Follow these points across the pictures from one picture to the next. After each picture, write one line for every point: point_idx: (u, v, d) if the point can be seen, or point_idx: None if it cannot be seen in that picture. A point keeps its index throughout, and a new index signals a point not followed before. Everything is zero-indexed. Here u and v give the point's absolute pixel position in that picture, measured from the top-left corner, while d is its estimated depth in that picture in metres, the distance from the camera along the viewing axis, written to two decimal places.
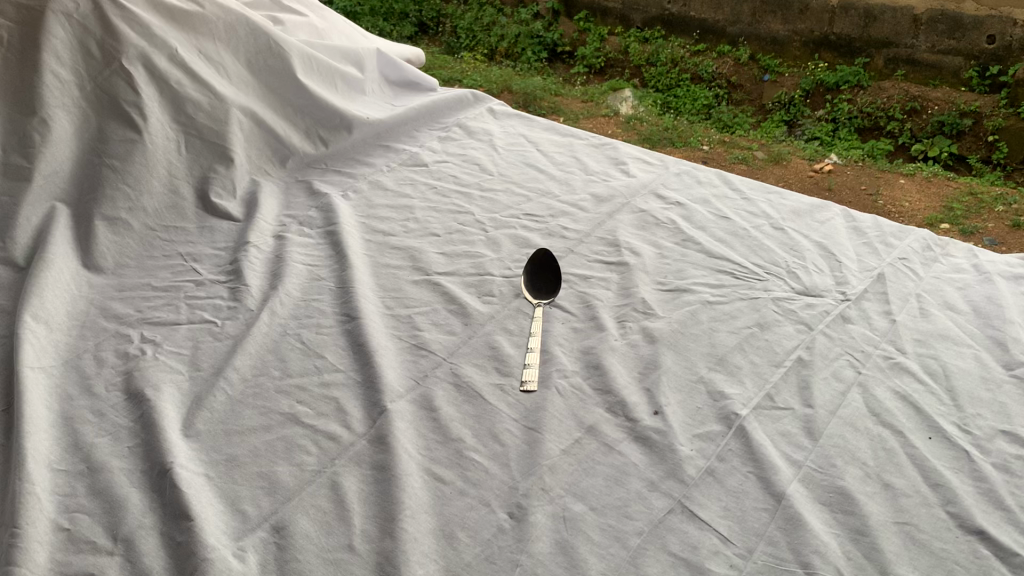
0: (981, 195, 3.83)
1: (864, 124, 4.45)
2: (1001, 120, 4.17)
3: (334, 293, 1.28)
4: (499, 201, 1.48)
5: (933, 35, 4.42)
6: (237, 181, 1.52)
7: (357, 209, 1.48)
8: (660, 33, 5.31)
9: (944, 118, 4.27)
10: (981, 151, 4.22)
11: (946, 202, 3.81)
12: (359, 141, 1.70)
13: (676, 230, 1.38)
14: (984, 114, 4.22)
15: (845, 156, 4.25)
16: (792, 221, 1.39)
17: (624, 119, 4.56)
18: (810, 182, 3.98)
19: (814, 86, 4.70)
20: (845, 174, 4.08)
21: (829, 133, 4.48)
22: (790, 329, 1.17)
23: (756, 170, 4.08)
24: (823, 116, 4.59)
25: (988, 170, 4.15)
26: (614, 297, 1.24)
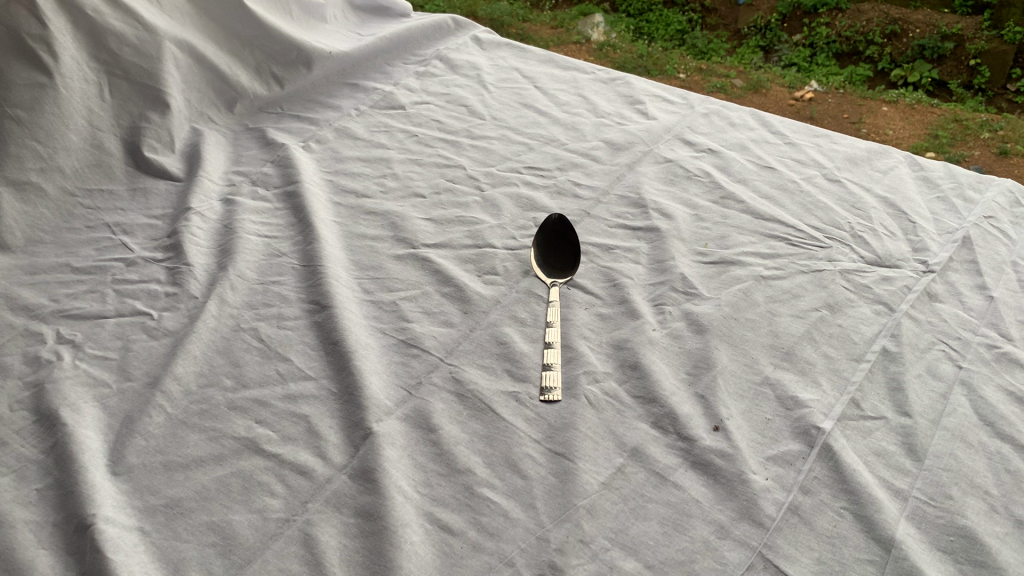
0: (966, 121, 3.59)
1: (842, 48, 4.14)
2: (984, 42, 3.88)
3: (299, 274, 1.03)
4: (494, 152, 1.23)
5: None
6: (175, 132, 1.25)
7: (321, 163, 1.22)
8: None
9: (925, 43, 3.97)
10: (962, 76, 3.92)
11: (930, 129, 3.57)
12: (320, 78, 1.42)
13: (712, 184, 1.14)
14: (966, 37, 3.93)
15: (826, 83, 3.98)
16: (848, 170, 1.16)
17: (598, 47, 4.26)
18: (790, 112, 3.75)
19: (793, 9, 4.33)
20: (827, 102, 3.84)
21: (806, 60, 4.17)
22: (867, 312, 0.95)
23: (740, 100, 3.83)
24: (801, 41, 4.26)
25: (969, 95, 3.88)
26: (646, 272, 1.01)
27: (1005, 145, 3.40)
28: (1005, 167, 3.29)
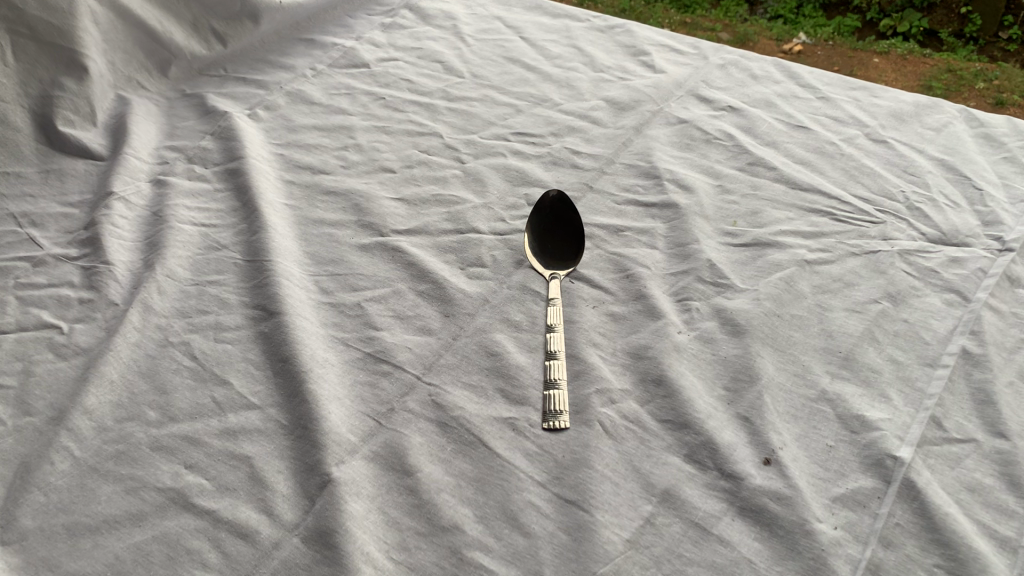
0: (959, 72, 3.24)
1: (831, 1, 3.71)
2: None
3: (242, 271, 0.85)
4: (476, 116, 1.04)
5: None
6: (95, 100, 1.04)
7: (270, 133, 1.03)
8: None
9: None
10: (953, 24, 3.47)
11: (920, 82, 3.22)
12: (269, 34, 1.20)
13: (735, 148, 0.96)
14: None
15: (811, 36, 3.61)
16: (894, 128, 0.98)
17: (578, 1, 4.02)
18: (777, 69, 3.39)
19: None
20: (817, 58, 3.47)
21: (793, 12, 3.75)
22: (938, 302, 0.78)
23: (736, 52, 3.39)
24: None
25: (959, 45, 3.45)
26: (665, 259, 0.84)
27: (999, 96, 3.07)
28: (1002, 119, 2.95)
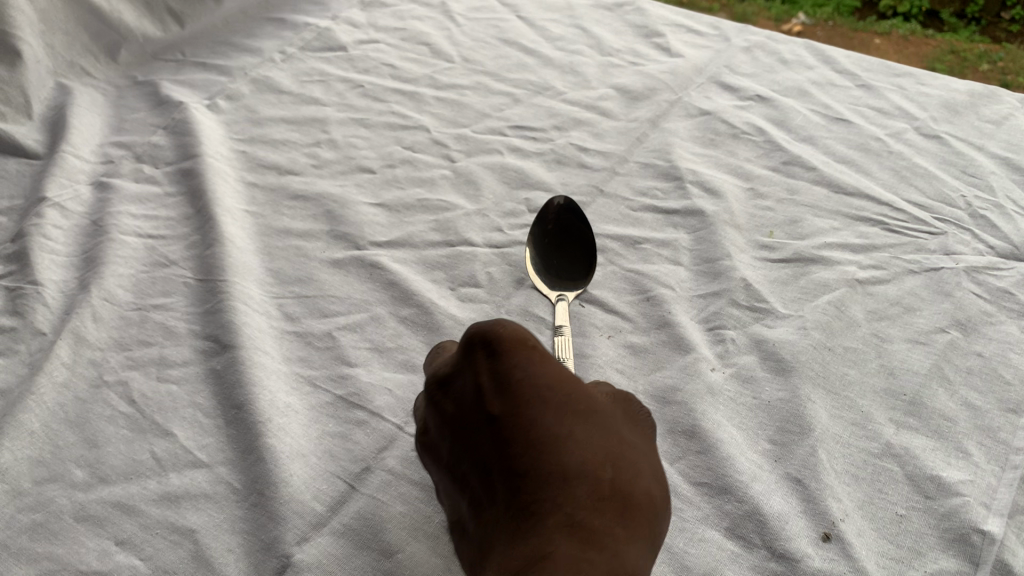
0: None
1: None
2: None
3: (194, 293, 0.72)
4: (467, 106, 0.92)
5: None
6: (31, 89, 0.91)
7: (231, 127, 0.90)
8: None
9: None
10: None
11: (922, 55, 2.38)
12: (233, 12, 1.06)
13: (766, 145, 0.84)
14: None
15: None
16: (946, 121, 0.86)
17: None
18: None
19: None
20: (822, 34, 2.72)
21: None
22: (1015, 332, 0.66)
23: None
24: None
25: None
26: (690, 278, 0.72)
27: None
28: None
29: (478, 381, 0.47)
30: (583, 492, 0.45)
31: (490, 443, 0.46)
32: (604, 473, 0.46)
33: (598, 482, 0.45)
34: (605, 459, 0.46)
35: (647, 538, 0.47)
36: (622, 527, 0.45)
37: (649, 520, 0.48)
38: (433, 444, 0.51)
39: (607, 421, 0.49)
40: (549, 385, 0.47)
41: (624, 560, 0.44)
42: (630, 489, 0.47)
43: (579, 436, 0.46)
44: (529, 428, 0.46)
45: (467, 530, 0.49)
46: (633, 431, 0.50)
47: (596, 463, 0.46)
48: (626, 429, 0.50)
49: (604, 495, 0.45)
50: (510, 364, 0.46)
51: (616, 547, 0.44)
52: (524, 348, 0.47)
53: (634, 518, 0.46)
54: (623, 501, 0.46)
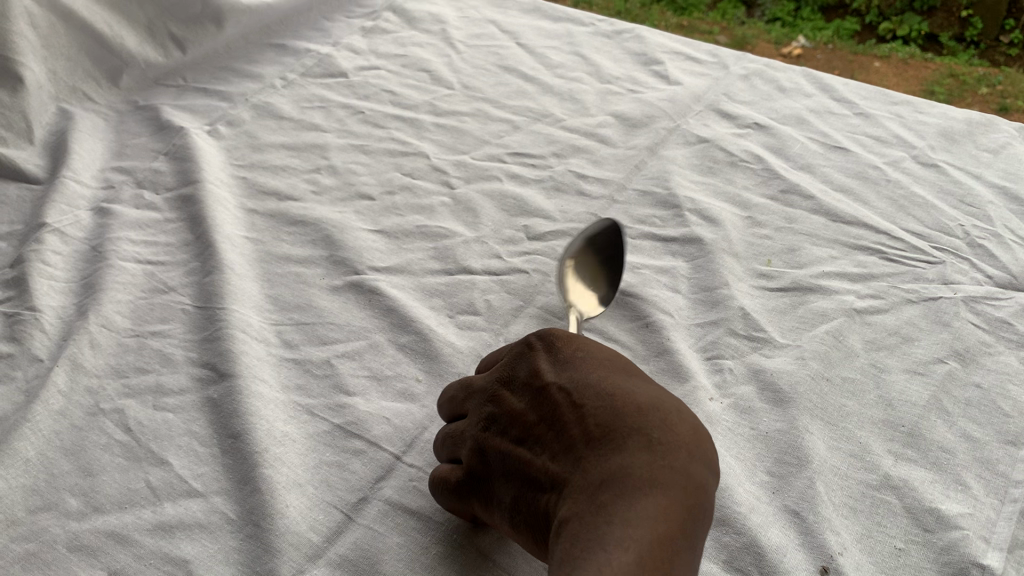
0: None
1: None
2: None
3: (192, 320, 0.72)
4: (466, 133, 0.92)
5: None
6: (33, 115, 0.91)
7: (231, 153, 0.91)
8: None
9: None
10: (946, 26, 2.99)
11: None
12: (236, 38, 1.06)
13: (764, 173, 0.84)
14: None
15: None
16: (944, 150, 0.86)
17: None
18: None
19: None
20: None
21: None
22: (1013, 363, 0.66)
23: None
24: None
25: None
26: (689, 306, 0.72)
27: None
28: None
29: (538, 365, 0.56)
30: (656, 422, 0.49)
31: (557, 403, 0.52)
32: (668, 410, 0.51)
33: (664, 416, 0.50)
34: (670, 404, 0.51)
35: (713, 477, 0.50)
36: (690, 452, 0.49)
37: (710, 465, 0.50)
38: (493, 430, 0.54)
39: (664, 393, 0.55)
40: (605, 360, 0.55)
41: (698, 477, 0.47)
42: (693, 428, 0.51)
43: (642, 386, 0.52)
44: (591, 385, 0.52)
45: (531, 492, 0.51)
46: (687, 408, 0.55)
47: (661, 403, 0.51)
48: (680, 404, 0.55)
49: (669, 423, 0.50)
50: (569, 352, 0.56)
51: (688, 464, 0.47)
52: (579, 342, 0.57)
53: (698, 450, 0.49)
54: (691, 435, 0.50)
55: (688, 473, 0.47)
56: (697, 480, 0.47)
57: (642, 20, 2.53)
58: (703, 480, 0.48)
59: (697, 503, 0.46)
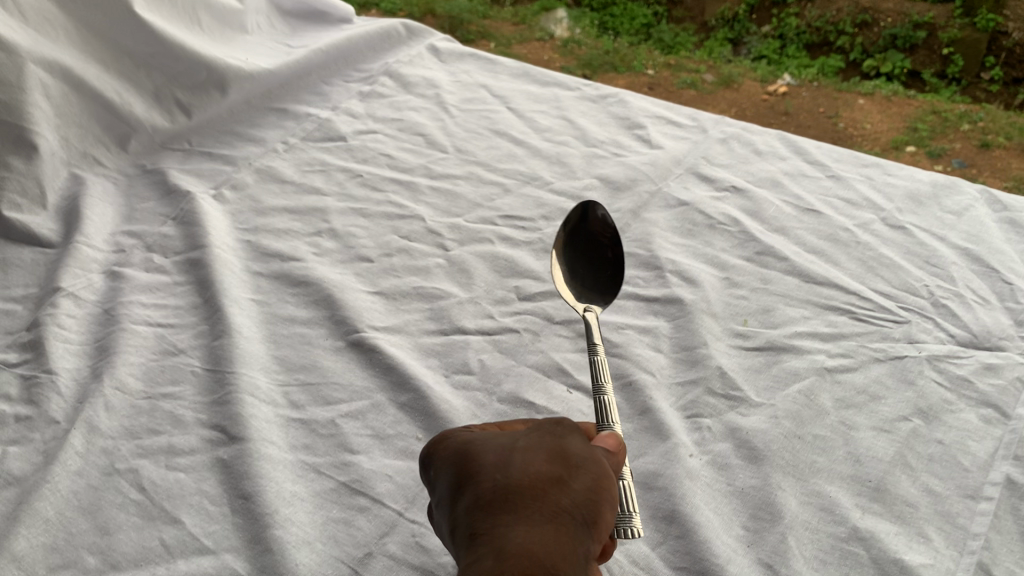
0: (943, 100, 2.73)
1: (812, 40, 3.16)
2: (957, 30, 2.99)
3: (201, 382, 0.76)
4: (460, 196, 0.97)
5: None
6: (46, 180, 0.96)
7: (236, 217, 0.95)
8: None
9: (897, 30, 3.03)
10: (934, 65, 3.02)
11: (907, 122, 2.55)
12: (238, 103, 1.11)
13: (741, 235, 0.89)
14: (939, 24, 3.03)
15: (795, 71, 2.98)
16: (911, 212, 0.91)
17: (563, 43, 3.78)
18: (735, 109, 2.66)
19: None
20: (803, 100, 2.74)
21: (778, 50, 3.18)
22: (974, 420, 0.70)
23: (707, 96, 2.73)
24: (772, 31, 3.24)
25: (944, 86, 2.97)
26: (671, 365, 0.76)
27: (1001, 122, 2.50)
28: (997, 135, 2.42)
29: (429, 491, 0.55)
30: (478, 511, 0.48)
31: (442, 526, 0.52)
32: (494, 480, 0.49)
33: (494, 492, 0.49)
34: (497, 470, 0.50)
35: (559, 519, 0.47)
36: (514, 519, 0.47)
37: (564, 506, 0.48)
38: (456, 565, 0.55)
39: (518, 439, 0.53)
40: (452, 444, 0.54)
41: (519, 540, 0.45)
42: (527, 483, 0.49)
43: (478, 458, 0.51)
44: (443, 493, 0.51)
45: None
46: (558, 432, 0.53)
47: (491, 473, 0.50)
48: (545, 436, 0.53)
49: (494, 497, 0.48)
50: (430, 466, 0.54)
51: (508, 534, 0.46)
52: (437, 443, 0.55)
53: (535, 506, 0.48)
54: (519, 497, 0.48)
55: (508, 539, 0.45)
56: (521, 543, 0.45)
57: None
58: (531, 534, 0.46)
59: (522, 559, 0.44)
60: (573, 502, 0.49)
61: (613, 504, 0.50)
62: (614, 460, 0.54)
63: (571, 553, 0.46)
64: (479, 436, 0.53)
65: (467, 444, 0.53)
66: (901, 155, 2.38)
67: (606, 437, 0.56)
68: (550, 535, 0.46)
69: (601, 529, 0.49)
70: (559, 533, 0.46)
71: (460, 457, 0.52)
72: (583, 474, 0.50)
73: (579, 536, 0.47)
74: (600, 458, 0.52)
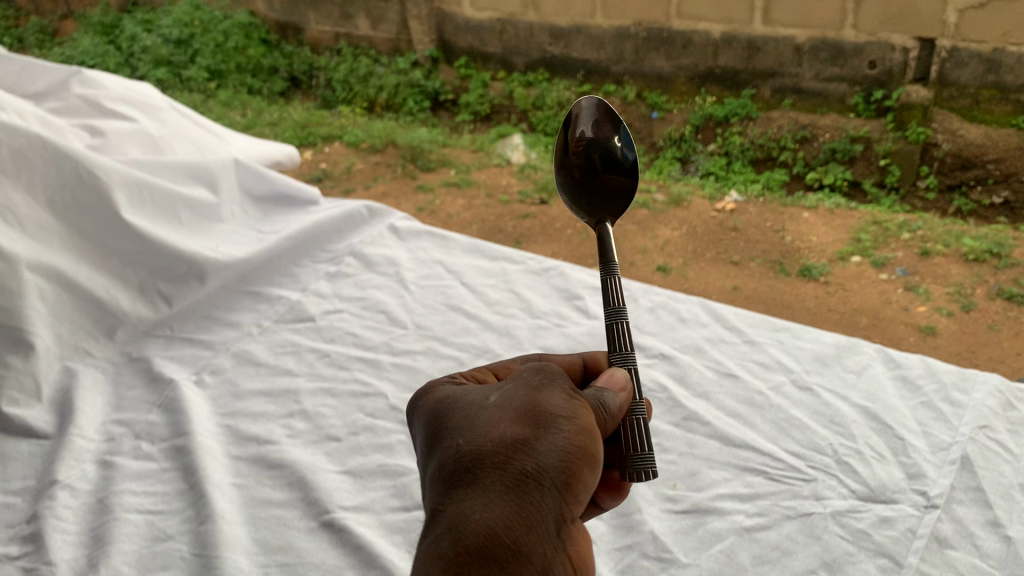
0: (886, 221, 2.43)
1: (757, 156, 2.92)
2: (890, 142, 2.75)
3: (190, 567, 0.84)
4: (419, 371, 1.08)
5: (819, 64, 2.83)
6: (42, 374, 1.05)
7: (215, 401, 1.05)
8: (543, 76, 3.41)
9: (835, 145, 2.80)
10: (874, 175, 2.79)
11: (851, 233, 2.38)
12: (217, 290, 1.22)
13: (669, 400, 1.01)
14: (873, 138, 2.77)
15: (745, 192, 2.72)
16: (818, 373, 1.04)
17: (515, 166, 2.94)
18: (686, 228, 2.43)
19: (705, 119, 3.06)
20: (749, 215, 2.53)
21: (724, 169, 2.91)
22: (872, 570, 0.81)
23: (660, 216, 2.50)
24: (716, 150, 3.00)
25: (883, 197, 2.73)
26: (610, 530, 0.86)
27: (927, 242, 2.28)
28: (937, 265, 2.17)
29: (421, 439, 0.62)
30: (450, 478, 0.55)
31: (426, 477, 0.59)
32: (462, 450, 0.55)
33: (462, 458, 0.55)
34: (465, 437, 0.56)
35: (523, 487, 0.53)
36: (477, 492, 0.53)
37: (529, 472, 0.54)
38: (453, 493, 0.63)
39: (496, 405, 0.58)
40: (434, 404, 0.61)
41: (478, 514, 0.51)
42: (493, 448, 0.55)
43: (454, 431, 0.57)
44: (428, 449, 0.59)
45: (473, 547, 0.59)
46: (536, 388, 0.58)
47: (460, 445, 0.56)
48: (521, 396, 0.58)
49: (460, 471, 0.54)
50: (419, 420, 0.62)
51: (467, 511, 0.52)
52: (429, 397, 0.63)
53: (498, 473, 0.54)
54: (483, 465, 0.54)
55: (466, 516, 0.51)
56: (479, 519, 0.51)
57: None
58: (490, 509, 0.52)
59: (476, 539, 0.50)
60: (540, 465, 0.54)
61: (590, 457, 0.55)
62: (613, 402, 0.59)
63: (533, 522, 0.52)
64: (459, 399, 0.60)
65: (446, 415, 0.59)
66: (846, 266, 2.21)
67: (612, 378, 0.61)
68: (511, 506, 0.52)
69: (573, 486, 0.54)
70: (522, 503, 0.52)
71: (442, 419, 0.59)
72: (553, 432, 0.55)
73: (546, 498, 0.53)
74: (577, 409, 0.56)
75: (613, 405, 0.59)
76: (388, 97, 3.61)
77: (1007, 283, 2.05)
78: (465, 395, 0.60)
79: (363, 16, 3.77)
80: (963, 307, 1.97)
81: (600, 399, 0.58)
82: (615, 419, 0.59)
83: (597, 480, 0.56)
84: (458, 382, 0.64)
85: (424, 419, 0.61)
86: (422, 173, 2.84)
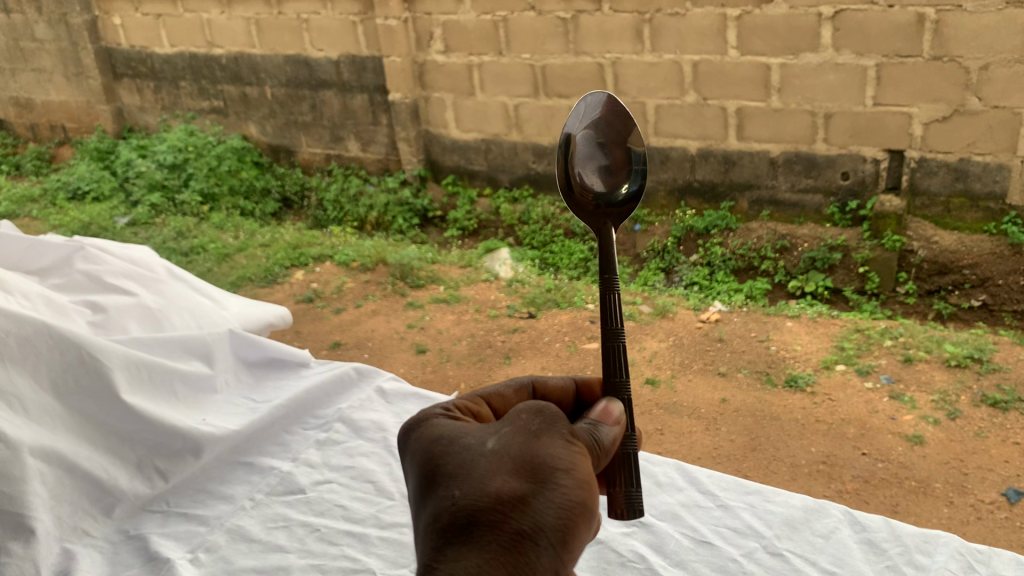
0: (869, 329, 2.49)
1: (739, 266, 2.95)
2: (868, 250, 2.78)
3: None
4: (405, 544, 1.13)
5: (793, 176, 2.90)
6: (42, 559, 1.06)
7: None
8: (528, 192, 3.50)
9: (813, 253, 2.85)
10: (854, 282, 2.81)
11: (835, 340, 2.44)
12: (212, 462, 1.27)
13: (647, 571, 1.04)
14: (851, 246, 2.81)
15: (732, 301, 2.77)
16: (788, 538, 1.08)
17: (505, 282, 2.99)
18: (673, 341, 2.48)
19: (686, 231, 3.11)
20: (734, 325, 2.58)
21: (708, 279, 2.94)
22: None
23: (648, 327, 2.58)
24: (699, 261, 3.02)
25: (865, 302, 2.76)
26: None
27: (909, 350, 2.33)
28: (920, 373, 2.22)
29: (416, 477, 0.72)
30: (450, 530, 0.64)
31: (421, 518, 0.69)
32: (461, 505, 0.65)
33: (463, 513, 0.64)
34: (464, 493, 0.65)
35: (519, 545, 0.63)
36: (474, 550, 0.62)
37: (525, 530, 0.63)
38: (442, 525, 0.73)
39: (492, 454, 0.67)
40: (434, 451, 0.70)
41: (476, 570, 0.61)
42: (494, 504, 0.64)
43: (455, 480, 0.66)
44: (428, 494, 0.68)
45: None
46: (536, 439, 0.68)
47: (459, 499, 0.65)
48: (519, 449, 0.67)
49: (459, 526, 0.64)
50: (417, 463, 0.71)
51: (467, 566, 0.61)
52: (430, 439, 0.72)
53: (497, 531, 0.63)
54: (482, 523, 0.63)
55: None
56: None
57: (575, 297, 2.80)
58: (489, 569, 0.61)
59: None
60: (536, 524, 0.64)
61: (583, 509, 0.66)
62: (606, 439, 0.70)
63: None
64: (459, 447, 0.69)
65: (446, 463, 0.68)
66: (832, 374, 2.26)
67: (607, 413, 0.72)
68: (507, 565, 0.62)
69: (564, 540, 0.64)
70: (518, 560, 0.62)
71: (441, 471, 0.68)
72: (551, 489, 0.65)
73: (538, 554, 0.63)
74: (573, 464, 0.66)
75: (607, 441, 0.70)
76: (378, 216, 3.69)
77: (990, 389, 2.11)
78: (464, 444, 0.69)
79: (353, 138, 3.90)
80: (949, 415, 2.03)
81: (597, 437, 0.70)
82: (608, 452, 0.70)
83: (589, 527, 0.67)
84: (456, 424, 0.73)
85: (424, 462, 0.70)
86: (413, 288, 2.92)
